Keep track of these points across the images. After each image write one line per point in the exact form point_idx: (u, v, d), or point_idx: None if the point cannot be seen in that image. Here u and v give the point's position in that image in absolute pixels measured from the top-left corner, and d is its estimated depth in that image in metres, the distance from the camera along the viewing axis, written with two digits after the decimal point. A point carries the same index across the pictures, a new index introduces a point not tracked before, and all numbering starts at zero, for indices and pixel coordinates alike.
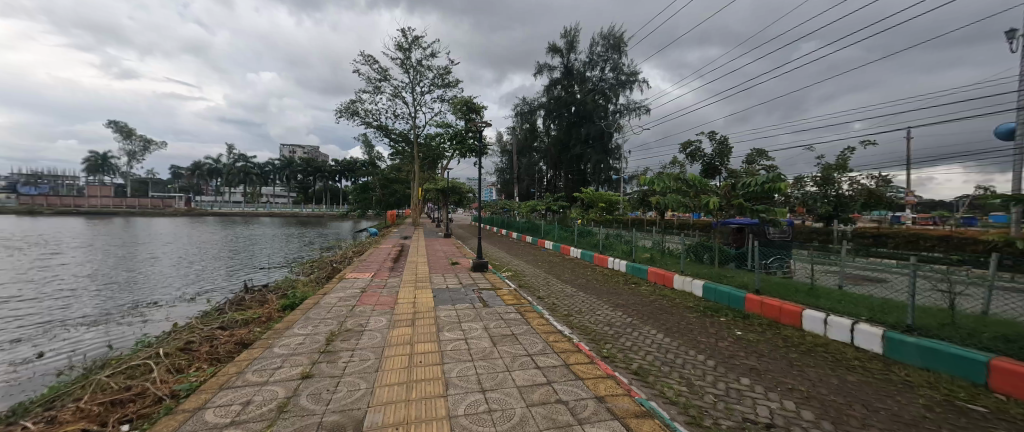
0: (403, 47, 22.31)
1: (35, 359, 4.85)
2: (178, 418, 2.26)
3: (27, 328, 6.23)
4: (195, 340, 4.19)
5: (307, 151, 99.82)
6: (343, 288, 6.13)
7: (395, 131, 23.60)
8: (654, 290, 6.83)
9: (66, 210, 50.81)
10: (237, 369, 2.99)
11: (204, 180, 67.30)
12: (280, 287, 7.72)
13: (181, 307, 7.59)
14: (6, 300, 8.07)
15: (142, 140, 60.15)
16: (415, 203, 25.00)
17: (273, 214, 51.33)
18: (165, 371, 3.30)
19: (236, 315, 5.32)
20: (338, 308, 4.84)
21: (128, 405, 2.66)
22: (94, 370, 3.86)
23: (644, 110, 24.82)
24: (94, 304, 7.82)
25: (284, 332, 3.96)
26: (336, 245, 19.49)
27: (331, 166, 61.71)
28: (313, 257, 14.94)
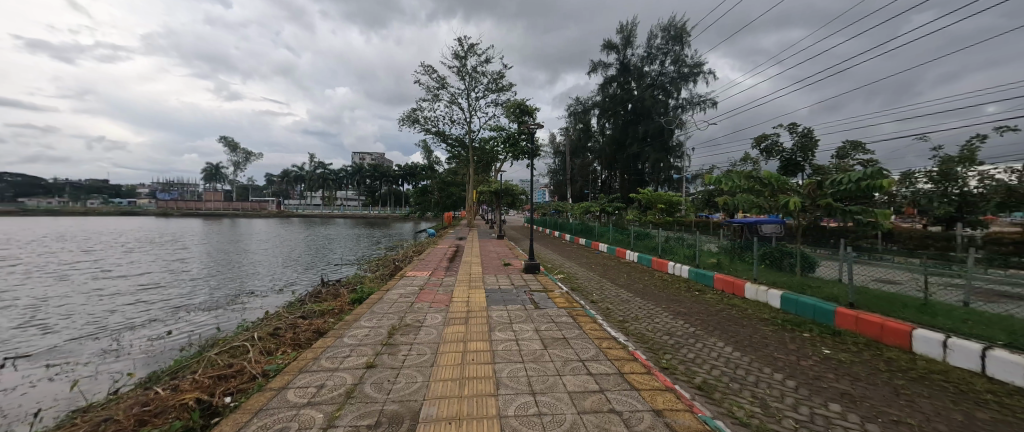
0: (459, 55, 23.25)
1: (168, 336, 5.93)
2: (267, 395, 2.58)
3: (162, 310, 7.64)
4: (282, 327, 4.78)
5: (375, 158, 108.69)
6: (404, 285, 6.54)
7: (452, 136, 24.65)
8: (721, 298, 6.25)
9: (190, 213, 61.08)
10: (314, 355, 3.33)
11: (291, 186, 76.47)
12: (351, 282, 8.49)
13: (271, 297, 8.73)
14: (148, 286, 9.92)
15: (245, 152, 70.21)
16: (470, 205, 25.87)
17: (346, 216, 56.58)
18: (259, 352, 3.80)
19: (314, 306, 5.98)
20: (399, 304, 5.17)
21: (230, 380, 3.10)
22: (208, 347, 4.61)
23: (709, 103, 22.98)
24: (207, 292, 9.30)
25: (353, 323, 4.34)
26: (398, 245, 20.88)
27: (394, 171, 66.39)
28: (379, 256, 16.17)
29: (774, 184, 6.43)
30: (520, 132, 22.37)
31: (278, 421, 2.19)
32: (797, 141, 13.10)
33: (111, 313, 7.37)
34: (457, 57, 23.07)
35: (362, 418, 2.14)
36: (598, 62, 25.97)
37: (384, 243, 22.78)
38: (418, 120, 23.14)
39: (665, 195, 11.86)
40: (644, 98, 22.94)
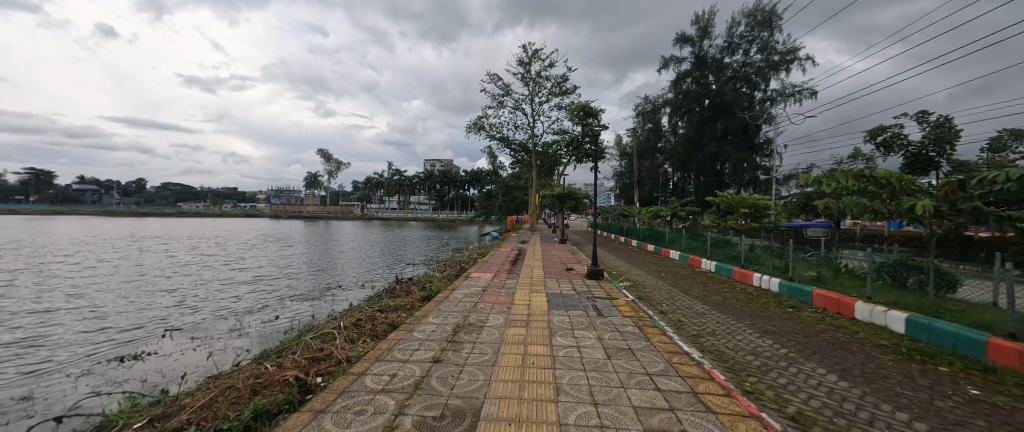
0: (524, 62, 23.67)
1: (275, 320, 6.99)
2: (349, 379, 2.88)
3: (272, 298, 9.04)
4: (363, 318, 5.32)
5: (444, 165, 115.53)
6: (469, 285, 6.81)
7: (516, 142, 25.12)
8: (823, 318, 5.38)
9: (294, 215, 71.27)
10: (388, 346, 3.63)
11: (373, 191, 84.82)
12: (421, 281, 9.11)
13: (355, 292, 9.76)
14: (263, 278, 11.79)
15: (337, 162, 79.81)
16: (532, 209, 26.04)
17: (418, 219, 60.92)
18: (344, 339, 4.28)
19: (390, 301, 6.56)
20: (463, 303, 5.40)
21: (321, 363, 3.53)
22: (304, 332, 5.32)
23: (806, 93, 20.09)
24: (306, 285, 10.75)
25: (422, 319, 4.64)
26: (464, 247, 21.87)
27: (462, 176, 69.77)
28: (447, 257, 17.09)
29: (896, 184, 5.31)
30: (584, 135, 21.92)
31: (357, 403, 2.42)
32: (928, 133, 10.80)
33: (237, 299, 8.91)
34: (522, 63, 23.50)
35: (429, 409, 2.27)
36: (670, 57, 24.39)
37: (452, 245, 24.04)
38: (484, 127, 24.02)
39: (749, 198, 10.62)
40: (724, 92, 20.91)
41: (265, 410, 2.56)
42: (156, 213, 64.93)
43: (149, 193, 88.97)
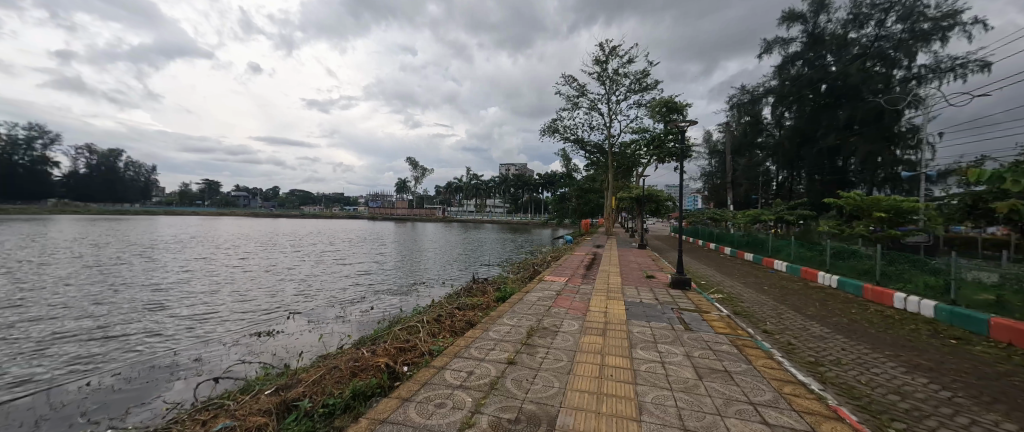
0: (600, 60, 22.93)
1: (370, 311, 7.85)
2: (431, 371, 3.06)
3: (369, 291, 10.20)
4: (443, 314, 5.65)
5: (518, 169, 118.24)
6: (542, 288, 6.77)
7: (591, 143, 24.41)
8: (1008, 355, 4.06)
9: (387, 217, 79.93)
10: (465, 343, 3.78)
11: (453, 195, 90.71)
12: (496, 282, 9.37)
13: (436, 289, 10.48)
14: (362, 273, 13.40)
15: (422, 169, 87.36)
16: (608, 213, 25.03)
17: (494, 221, 63.23)
18: (427, 333, 4.59)
19: (468, 299, 6.87)
20: (537, 307, 5.38)
21: (407, 353, 3.83)
22: (393, 323, 5.87)
23: (975, 66, 15.63)
24: (395, 281, 11.90)
25: (497, 319, 4.74)
26: (537, 250, 22.00)
27: (535, 180, 70.40)
28: (520, 259, 17.35)
29: None
30: (666, 133, 20.33)
31: (438, 395, 2.55)
32: None
33: (342, 290, 10.28)
34: (598, 62, 22.80)
35: (504, 411, 2.28)
36: (773, 40, 21.28)
37: (525, 247, 24.34)
38: (558, 130, 23.85)
39: (885, 200, 8.64)
40: (847, 74, 17.46)
41: (362, 392, 2.86)
42: (286, 215, 78.91)
43: (280, 198, 108.36)
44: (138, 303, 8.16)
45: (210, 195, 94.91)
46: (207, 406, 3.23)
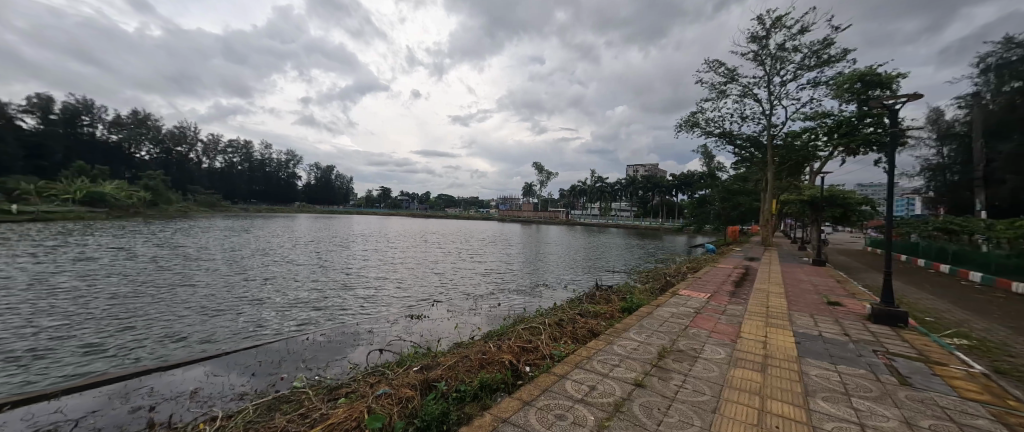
0: (758, 36, 19.09)
1: (498, 307, 8.45)
2: (551, 379, 3.01)
3: (497, 288, 11.00)
4: (564, 319, 5.57)
5: (648, 169, 109.88)
6: (677, 304, 5.96)
7: (742, 136, 20.57)
8: None
9: (514, 219, 85.59)
10: (588, 353, 3.61)
11: (576, 198, 90.68)
12: (621, 290, 8.78)
13: (559, 292, 10.52)
14: (492, 271, 14.59)
15: (547, 173, 90.19)
16: (766, 219, 20.58)
17: (620, 225, 60.19)
18: (549, 336, 4.59)
19: (591, 306, 6.62)
20: (671, 324, 4.74)
21: (529, 353, 3.92)
22: (518, 321, 6.14)
23: None
24: (522, 281, 12.51)
25: (622, 332, 4.39)
26: (670, 259, 19.76)
27: (668, 181, 63.76)
28: (650, 268, 15.87)
29: None
30: (858, 116, 15.50)
31: (558, 406, 2.48)
32: None
33: (476, 285, 11.42)
34: (755, 39, 19.04)
35: None
36: None
37: (656, 256, 22.17)
38: (698, 124, 20.94)
39: None
40: None
41: (488, 384, 3.03)
42: (434, 215, 93.30)
43: (430, 202, 128.69)
44: (337, 283, 10.80)
45: (384, 199, 120.19)
46: (373, 372, 3.99)
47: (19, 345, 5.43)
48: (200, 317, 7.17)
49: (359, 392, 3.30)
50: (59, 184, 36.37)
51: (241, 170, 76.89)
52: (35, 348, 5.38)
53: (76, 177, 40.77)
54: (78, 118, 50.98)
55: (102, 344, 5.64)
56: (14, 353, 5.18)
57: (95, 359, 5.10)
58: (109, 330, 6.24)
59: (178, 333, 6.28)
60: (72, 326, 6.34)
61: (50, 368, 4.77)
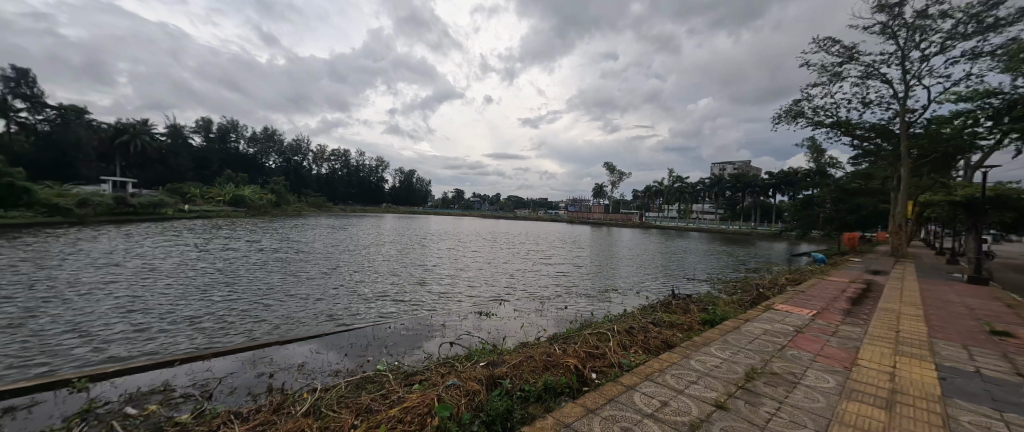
0: (886, 4, 15.80)
1: (565, 310, 8.33)
2: (616, 389, 2.87)
3: (565, 291, 10.87)
4: (635, 327, 5.25)
5: (738, 167, 98.38)
6: (771, 320, 5.21)
7: (864, 125, 17.18)
8: None
9: (584, 220, 83.90)
10: (660, 366, 3.36)
11: (652, 199, 85.30)
12: (702, 301, 7.98)
13: (630, 299, 9.98)
14: (559, 273, 14.47)
15: (619, 173, 86.51)
16: (896, 225, 16.88)
17: (703, 229, 54.92)
18: (618, 344, 4.38)
19: (666, 315, 6.13)
20: (762, 342, 4.16)
21: (596, 360, 3.79)
22: (585, 326, 5.99)
23: None
24: (590, 284, 12.16)
25: (701, 346, 3.99)
26: (764, 269, 17.37)
27: (763, 180, 56.29)
28: (738, 278, 14.15)
29: None
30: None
31: (623, 418, 2.35)
32: None
33: (543, 287, 11.42)
34: (883, 8, 15.78)
35: None
36: None
37: (746, 264, 19.67)
38: (803, 114, 18.08)
39: None
40: None
41: (552, 387, 3.01)
42: (504, 216, 96.05)
43: (501, 203, 132.63)
44: (415, 279, 11.74)
45: (459, 200, 127.55)
46: (444, 363, 4.26)
47: (181, 316, 6.96)
48: (305, 303, 8.39)
49: (431, 381, 3.54)
50: (216, 188, 46.13)
51: (341, 175, 88.49)
52: (192, 319, 6.85)
53: (226, 183, 51.27)
54: (229, 136, 64.09)
55: (235, 319, 6.96)
56: (179, 322, 6.66)
57: (229, 331, 6.30)
58: (240, 309, 7.66)
59: (289, 313, 7.49)
60: (217, 304, 7.94)
61: (200, 336, 6.03)
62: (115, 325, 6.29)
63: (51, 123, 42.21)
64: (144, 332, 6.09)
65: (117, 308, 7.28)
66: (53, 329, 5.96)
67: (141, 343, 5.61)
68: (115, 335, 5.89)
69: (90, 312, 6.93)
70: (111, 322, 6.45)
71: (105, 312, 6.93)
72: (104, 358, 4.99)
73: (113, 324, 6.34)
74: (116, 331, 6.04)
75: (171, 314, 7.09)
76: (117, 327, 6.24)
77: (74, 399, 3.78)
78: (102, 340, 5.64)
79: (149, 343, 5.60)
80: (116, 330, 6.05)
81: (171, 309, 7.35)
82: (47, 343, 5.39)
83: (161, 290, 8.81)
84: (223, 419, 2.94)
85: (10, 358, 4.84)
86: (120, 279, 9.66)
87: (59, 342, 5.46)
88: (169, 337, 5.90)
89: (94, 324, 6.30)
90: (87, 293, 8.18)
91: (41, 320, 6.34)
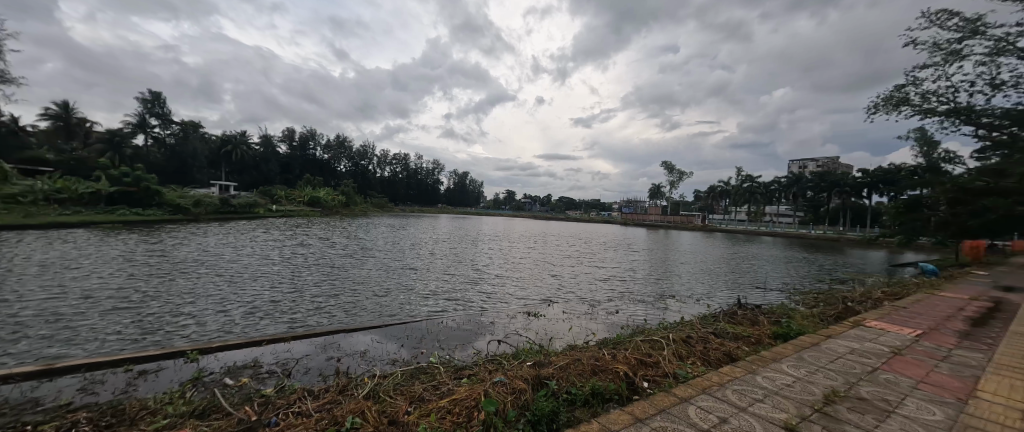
0: None
1: (617, 315, 8.03)
2: (668, 400, 2.70)
3: (617, 295, 10.45)
4: (693, 337, 4.89)
5: (822, 164, 86.94)
6: (860, 338, 4.54)
7: (995, 111, 14.14)
8: None
9: (640, 222, 80.04)
10: (720, 380, 3.11)
11: (717, 200, 78.76)
12: (774, 312, 7.18)
13: (689, 306, 9.32)
14: (612, 277, 13.96)
15: (679, 172, 81.24)
16: None
17: (778, 234, 49.37)
18: (672, 353, 4.13)
19: (729, 326, 5.62)
20: (849, 363, 3.63)
21: (648, 368, 3.61)
22: (637, 332, 5.72)
23: None
24: (644, 290, 11.56)
25: (770, 362, 3.61)
26: (855, 280, 15.11)
27: (854, 178, 49.13)
28: (820, 290, 12.49)
29: None
30: None
31: None
32: None
33: (594, 290, 11.09)
34: None
35: None
36: None
37: (832, 274, 17.28)
38: (908, 101, 15.41)
39: None
40: None
41: (600, 392, 2.92)
42: (555, 217, 95.23)
43: (552, 204, 131.83)
44: (467, 278, 12.13)
45: (510, 201, 129.14)
46: (492, 360, 4.35)
47: (264, 304, 7.92)
48: (364, 297, 9.00)
49: (479, 376, 3.64)
50: (297, 190, 51.88)
51: (402, 178, 94.60)
52: (269, 307, 7.69)
53: (305, 185, 57.45)
54: (308, 143, 71.83)
55: (304, 309, 7.69)
56: (259, 309, 7.53)
57: (300, 318, 7.03)
58: (308, 300, 8.44)
59: (353, 305, 8.16)
60: (291, 294, 8.85)
61: (275, 322, 6.77)
62: (210, 310, 7.30)
63: (176, 136, 50.82)
64: (235, 316, 7.04)
65: (214, 295, 8.45)
66: (166, 311, 7.09)
67: (228, 326, 6.44)
68: (210, 318, 6.83)
69: (194, 298, 8.14)
70: (207, 307, 7.50)
71: (209, 298, 8.15)
72: (207, 336, 5.89)
73: (209, 309, 7.36)
74: (211, 315, 7.00)
75: (254, 302, 8.04)
76: (212, 311, 7.22)
77: (188, 368, 4.54)
78: (202, 321, 6.63)
79: (233, 327, 6.39)
80: (216, 313, 7.09)
81: (254, 298, 8.35)
82: (159, 323, 6.41)
83: (248, 281, 10.06)
84: (298, 396, 3.30)
85: (132, 333, 5.82)
86: (219, 271, 11.24)
87: (175, 321, 6.54)
88: (255, 321, 6.78)
89: (196, 308, 7.38)
90: (193, 282, 9.62)
91: (159, 303, 7.58)
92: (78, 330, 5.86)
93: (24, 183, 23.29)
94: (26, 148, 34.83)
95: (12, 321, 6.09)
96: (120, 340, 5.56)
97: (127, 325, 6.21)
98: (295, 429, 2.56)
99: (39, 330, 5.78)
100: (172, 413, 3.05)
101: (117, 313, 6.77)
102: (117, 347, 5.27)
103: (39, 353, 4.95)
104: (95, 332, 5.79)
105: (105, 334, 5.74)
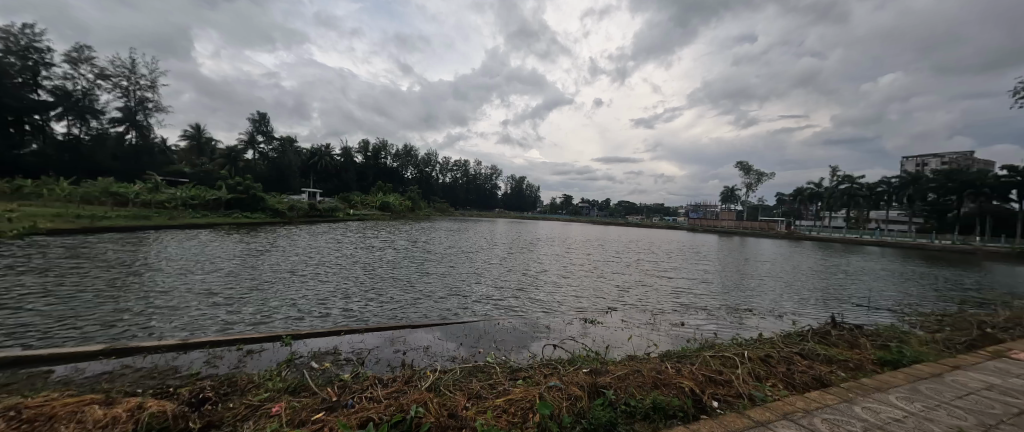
0: None
1: (682, 327, 7.50)
2: (742, 422, 2.48)
3: (684, 307, 9.75)
4: (774, 356, 4.39)
5: (950, 161, 72.47)
6: (1001, 371, 3.68)
7: None
8: None
9: (709, 228, 74.08)
10: (808, 405, 2.75)
11: (805, 204, 69.74)
12: (880, 335, 6.11)
13: (769, 322, 8.37)
14: (678, 287, 13.07)
15: (757, 174, 73.56)
16: None
17: (884, 243, 42.27)
18: (748, 373, 3.73)
19: (820, 347, 4.92)
20: (983, 401, 2.97)
21: (719, 386, 3.34)
22: (707, 346, 5.34)
23: None
24: (715, 302, 10.62)
25: (873, 391, 3.09)
26: (999, 301, 12.25)
27: (995, 176, 39.74)
28: (948, 311, 10.38)
29: None
30: None
31: None
32: None
33: (657, 301, 10.38)
34: None
35: None
36: None
37: (965, 293, 14.14)
38: None
39: None
40: None
41: (661, 407, 2.76)
42: (614, 222, 91.95)
43: (611, 208, 127.97)
44: (522, 283, 12.18)
45: (567, 205, 128.01)
46: (548, 364, 4.39)
47: (331, 301, 8.61)
48: (419, 299, 9.22)
49: (535, 379, 3.68)
50: (372, 196, 57.36)
51: (462, 183, 99.07)
52: (332, 306, 8.17)
53: (379, 191, 63.26)
54: (381, 153, 78.92)
55: (363, 309, 8.04)
56: (323, 307, 8.02)
57: (357, 316, 7.46)
58: (367, 300, 8.87)
59: (407, 306, 8.45)
60: (354, 293, 9.49)
61: (336, 318, 7.22)
62: (284, 304, 8.10)
63: (276, 150, 59.08)
64: (307, 310, 7.77)
65: (290, 290, 9.42)
66: (255, 301, 8.17)
67: (292, 322, 6.90)
68: (284, 310, 7.61)
69: (274, 292, 9.13)
70: (285, 301, 8.37)
71: (289, 293, 9.16)
72: (280, 326, 6.59)
73: (282, 305, 8.04)
74: (282, 310, 7.64)
75: (324, 298, 8.80)
76: (285, 306, 7.94)
77: (283, 351, 5.23)
78: (279, 312, 7.46)
79: (301, 320, 6.99)
80: (290, 307, 7.89)
81: (322, 296, 9.07)
82: (246, 312, 7.35)
83: (319, 280, 10.92)
84: (372, 382, 3.65)
85: (220, 322, 6.61)
86: (297, 270, 12.44)
87: (258, 311, 7.45)
88: (322, 315, 7.41)
89: (272, 303, 8.20)
90: (279, 278, 10.90)
91: (247, 296, 8.63)
92: (187, 315, 6.95)
93: (169, 191, 28.93)
94: (171, 164, 43.49)
95: (135, 308, 7.25)
96: (204, 329, 6.21)
97: (222, 312, 7.26)
98: (367, 412, 2.83)
99: (154, 316, 6.84)
100: (271, 387, 3.56)
101: (218, 302, 7.99)
102: (216, 330, 6.21)
103: (159, 332, 5.97)
104: (195, 319, 6.74)
105: (207, 318, 6.81)
